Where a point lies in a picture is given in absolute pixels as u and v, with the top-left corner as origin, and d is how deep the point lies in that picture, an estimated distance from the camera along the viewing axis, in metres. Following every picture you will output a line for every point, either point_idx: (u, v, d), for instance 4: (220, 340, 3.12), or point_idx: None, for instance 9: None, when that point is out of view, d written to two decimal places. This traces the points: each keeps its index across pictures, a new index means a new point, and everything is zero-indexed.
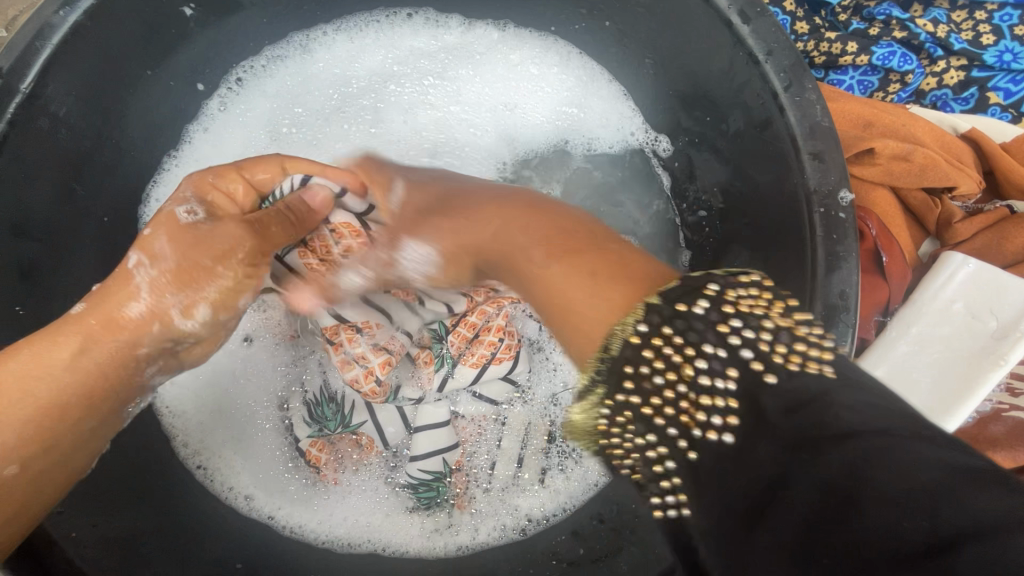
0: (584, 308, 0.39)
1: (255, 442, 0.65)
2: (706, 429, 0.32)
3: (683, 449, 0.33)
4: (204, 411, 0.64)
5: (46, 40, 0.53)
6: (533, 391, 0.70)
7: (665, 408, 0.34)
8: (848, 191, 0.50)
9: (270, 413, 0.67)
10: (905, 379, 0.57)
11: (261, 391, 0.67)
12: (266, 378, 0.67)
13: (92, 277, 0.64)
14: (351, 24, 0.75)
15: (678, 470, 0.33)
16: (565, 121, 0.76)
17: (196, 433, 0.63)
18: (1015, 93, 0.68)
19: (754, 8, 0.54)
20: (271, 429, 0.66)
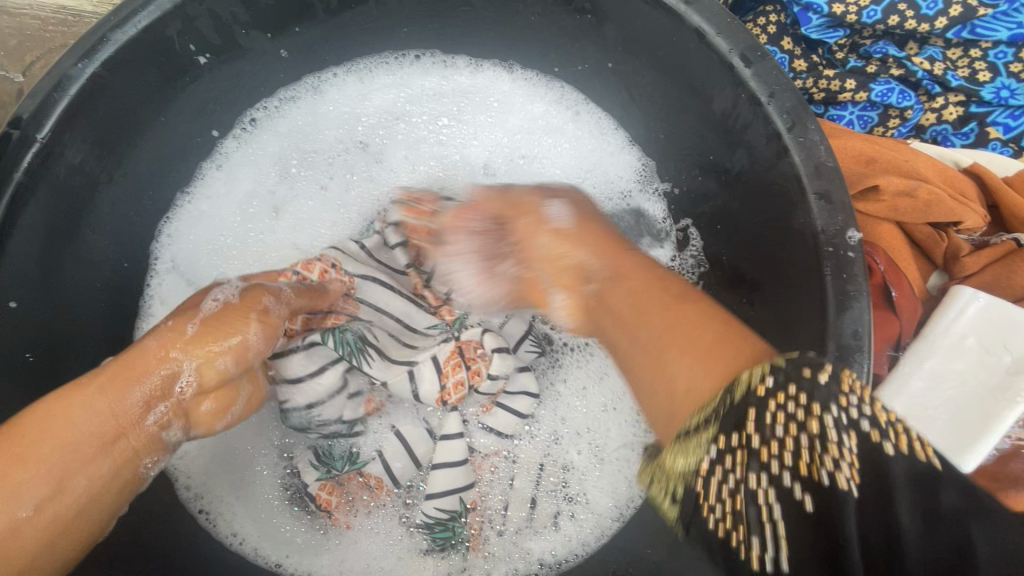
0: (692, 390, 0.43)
1: (258, 480, 0.65)
2: (832, 480, 0.34)
3: (800, 501, 0.34)
4: (200, 452, 0.63)
5: (64, 91, 0.55)
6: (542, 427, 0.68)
7: (788, 445, 0.36)
8: (856, 230, 0.50)
9: (268, 459, 0.65)
10: (922, 415, 0.57)
11: (259, 436, 0.65)
12: (263, 423, 0.65)
13: (100, 319, 0.65)
14: (361, 67, 0.77)
15: (784, 517, 0.35)
16: (574, 163, 0.77)
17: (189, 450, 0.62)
18: (1014, 127, 0.69)
19: (755, 52, 0.56)
20: (271, 479, 0.65)
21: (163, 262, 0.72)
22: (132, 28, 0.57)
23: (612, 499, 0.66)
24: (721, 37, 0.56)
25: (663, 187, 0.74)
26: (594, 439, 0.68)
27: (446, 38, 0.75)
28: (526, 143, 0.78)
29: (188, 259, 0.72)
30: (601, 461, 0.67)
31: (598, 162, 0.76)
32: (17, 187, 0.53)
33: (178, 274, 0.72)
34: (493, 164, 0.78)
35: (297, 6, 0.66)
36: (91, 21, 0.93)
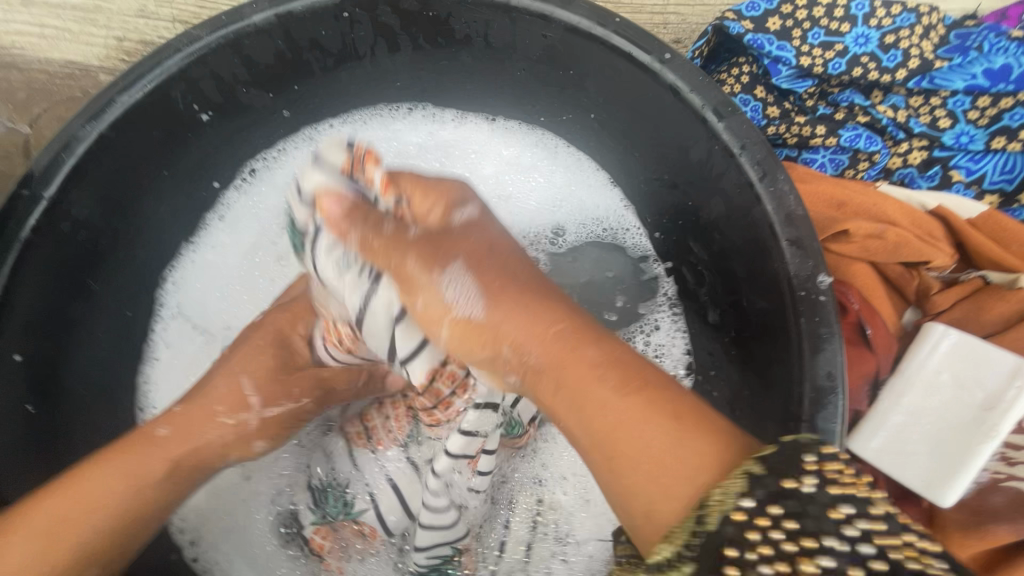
0: (661, 462, 0.37)
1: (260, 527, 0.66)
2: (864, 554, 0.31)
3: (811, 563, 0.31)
4: (200, 496, 0.66)
5: (71, 152, 0.57)
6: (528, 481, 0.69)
7: (787, 526, 0.33)
8: (826, 274, 0.53)
9: (263, 506, 0.66)
10: (902, 451, 0.60)
11: (257, 482, 0.67)
12: (262, 469, 0.67)
13: (98, 366, 0.66)
14: (356, 118, 0.80)
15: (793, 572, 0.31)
16: (555, 211, 0.81)
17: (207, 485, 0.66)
18: (976, 171, 0.72)
19: (727, 107, 0.59)
20: (266, 526, 0.66)
21: (169, 308, 0.74)
22: (138, 92, 0.60)
23: (601, 543, 0.66)
24: (694, 94, 0.60)
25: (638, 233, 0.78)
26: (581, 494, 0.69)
27: (439, 91, 0.79)
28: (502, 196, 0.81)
29: (193, 304, 0.75)
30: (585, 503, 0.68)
31: (570, 205, 0.80)
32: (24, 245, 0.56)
33: (183, 318, 0.74)
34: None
35: (296, 66, 0.70)
36: (97, 74, 0.97)
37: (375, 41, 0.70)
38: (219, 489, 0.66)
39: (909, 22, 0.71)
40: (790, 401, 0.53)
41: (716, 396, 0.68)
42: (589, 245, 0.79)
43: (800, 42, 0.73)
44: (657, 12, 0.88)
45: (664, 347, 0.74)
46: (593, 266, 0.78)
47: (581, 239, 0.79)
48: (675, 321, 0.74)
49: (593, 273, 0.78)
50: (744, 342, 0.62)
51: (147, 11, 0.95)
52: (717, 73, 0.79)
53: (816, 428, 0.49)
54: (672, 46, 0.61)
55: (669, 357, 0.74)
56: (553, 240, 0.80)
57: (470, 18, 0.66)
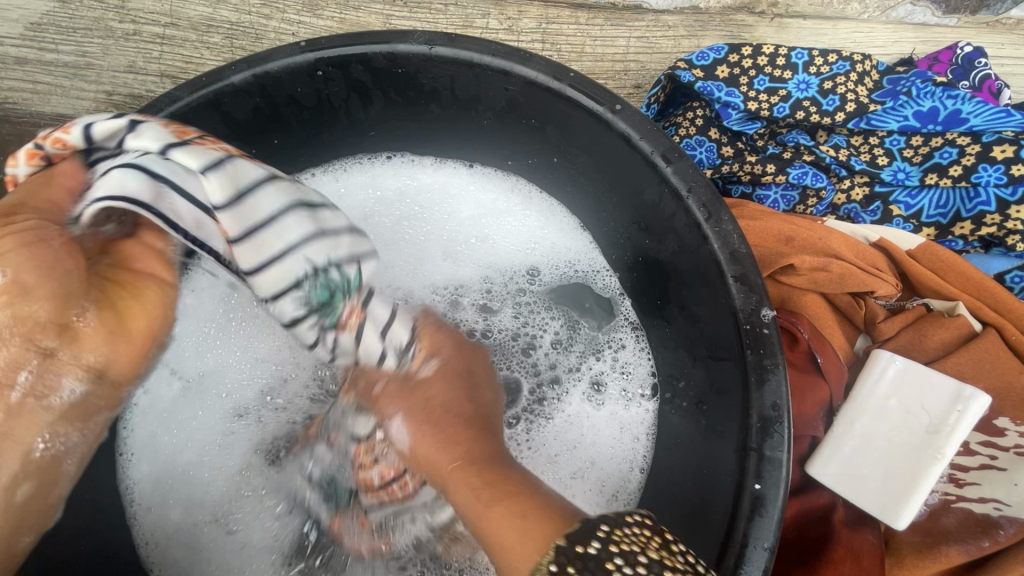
0: (515, 550, 0.38)
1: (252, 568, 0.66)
2: None
3: None
4: (176, 553, 0.67)
5: None
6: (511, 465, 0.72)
7: None
8: (769, 308, 0.56)
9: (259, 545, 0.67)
10: (855, 475, 0.62)
11: (240, 528, 0.68)
12: (239, 507, 0.68)
13: None
14: (338, 166, 0.85)
15: None
16: (534, 252, 0.83)
17: (147, 530, 0.67)
18: (913, 205, 0.77)
19: (674, 152, 0.63)
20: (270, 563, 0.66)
21: None
22: None
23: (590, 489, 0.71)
24: (643, 141, 0.64)
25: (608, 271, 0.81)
26: (572, 466, 0.73)
27: (414, 139, 0.84)
28: (483, 236, 0.84)
29: None
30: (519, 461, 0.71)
31: (549, 240, 0.84)
32: None
33: None
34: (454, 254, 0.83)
35: (274, 120, 0.74)
36: None
37: (348, 95, 0.74)
38: (175, 538, 0.67)
39: (844, 69, 0.76)
40: (739, 431, 0.56)
41: (677, 427, 0.70)
42: (570, 288, 0.81)
43: (747, 88, 0.78)
44: (619, 60, 0.94)
45: (632, 366, 0.77)
46: (568, 307, 0.80)
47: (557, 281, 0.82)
48: (648, 352, 0.76)
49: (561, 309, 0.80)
50: (701, 373, 0.65)
51: (136, 67, 1.00)
52: (674, 115, 0.84)
53: (763, 457, 0.52)
54: (623, 97, 0.65)
55: (636, 376, 0.76)
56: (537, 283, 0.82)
57: (436, 73, 0.71)
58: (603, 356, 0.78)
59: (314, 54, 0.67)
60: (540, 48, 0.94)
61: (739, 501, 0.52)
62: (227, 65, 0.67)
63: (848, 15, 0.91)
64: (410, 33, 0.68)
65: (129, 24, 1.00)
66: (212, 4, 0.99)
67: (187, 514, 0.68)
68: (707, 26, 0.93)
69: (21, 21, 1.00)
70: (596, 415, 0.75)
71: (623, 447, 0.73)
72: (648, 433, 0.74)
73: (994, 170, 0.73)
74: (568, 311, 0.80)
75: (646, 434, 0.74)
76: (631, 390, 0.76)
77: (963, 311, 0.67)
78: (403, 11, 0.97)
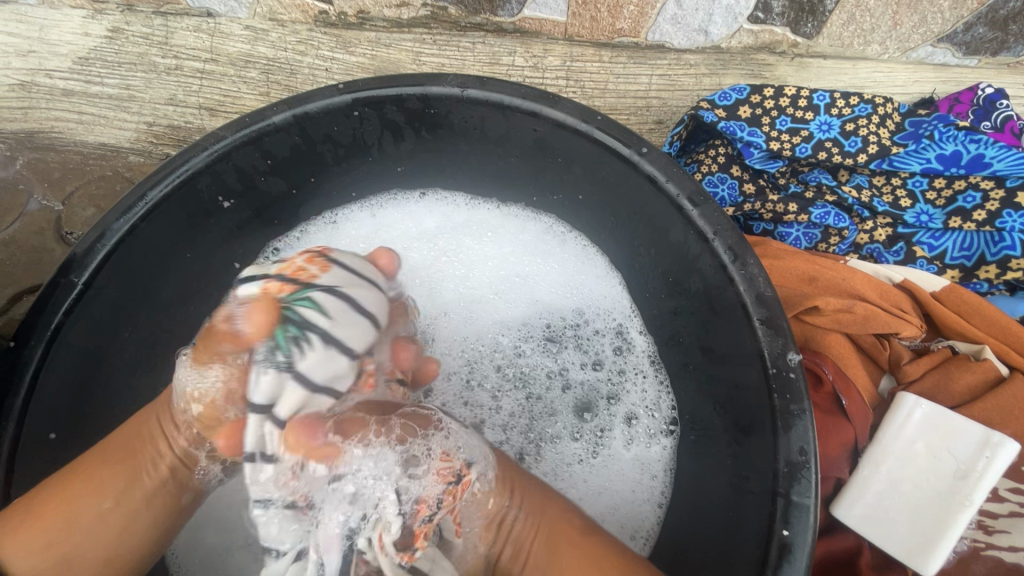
0: None
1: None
2: None
3: None
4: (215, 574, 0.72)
5: (105, 242, 0.65)
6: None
7: None
8: (795, 352, 0.57)
9: None
10: (882, 519, 0.62)
11: None
12: None
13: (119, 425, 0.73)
14: (374, 202, 0.88)
15: None
16: (566, 295, 0.84)
17: (183, 549, 0.72)
18: (937, 246, 0.78)
19: (700, 196, 0.64)
20: None
21: None
22: (165, 186, 0.67)
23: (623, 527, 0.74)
24: (670, 185, 0.66)
25: (634, 314, 0.82)
26: (599, 506, 0.75)
27: (444, 177, 0.87)
28: (518, 278, 0.86)
29: None
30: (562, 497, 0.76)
31: (580, 283, 0.85)
32: (54, 329, 0.62)
33: None
34: (498, 298, 0.85)
35: (310, 156, 0.77)
36: (127, 155, 1.05)
37: (381, 133, 0.77)
38: (206, 557, 0.72)
39: (866, 112, 0.78)
40: (766, 475, 0.56)
41: (699, 466, 0.71)
42: (601, 334, 0.82)
43: (769, 128, 0.79)
44: (641, 97, 0.97)
45: (659, 409, 0.78)
46: (592, 352, 0.82)
47: (593, 324, 0.83)
48: (675, 394, 0.77)
49: (592, 355, 0.82)
50: (725, 413, 0.66)
51: (177, 99, 1.05)
52: (695, 152, 0.86)
53: (791, 502, 0.52)
54: (650, 140, 0.67)
55: (660, 415, 0.78)
56: (570, 329, 0.83)
57: (467, 114, 0.74)
58: (626, 401, 0.79)
59: (351, 96, 0.70)
60: (564, 85, 0.97)
61: (767, 546, 0.52)
62: (270, 105, 0.69)
63: (869, 54, 0.93)
64: (443, 76, 0.70)
65: (170, 59, 1.05)
66: (250, 41, 1.04)
67: (221, 537, 0.72)
68: (728, 65, 0.95)
69: (69, 55, 1.05)
70: (617, 459, 0.77)
71: (642, 486, 0.75)
72: (666, 470, 0.76)
73: (1019, 216, 0.73)
74: (596, 359, 0.81)
75: (664, 472, 0.76)
76: (654, 427, 0.77)
77: (989, 355, 0.68)
78: (432, 48, 1.00)
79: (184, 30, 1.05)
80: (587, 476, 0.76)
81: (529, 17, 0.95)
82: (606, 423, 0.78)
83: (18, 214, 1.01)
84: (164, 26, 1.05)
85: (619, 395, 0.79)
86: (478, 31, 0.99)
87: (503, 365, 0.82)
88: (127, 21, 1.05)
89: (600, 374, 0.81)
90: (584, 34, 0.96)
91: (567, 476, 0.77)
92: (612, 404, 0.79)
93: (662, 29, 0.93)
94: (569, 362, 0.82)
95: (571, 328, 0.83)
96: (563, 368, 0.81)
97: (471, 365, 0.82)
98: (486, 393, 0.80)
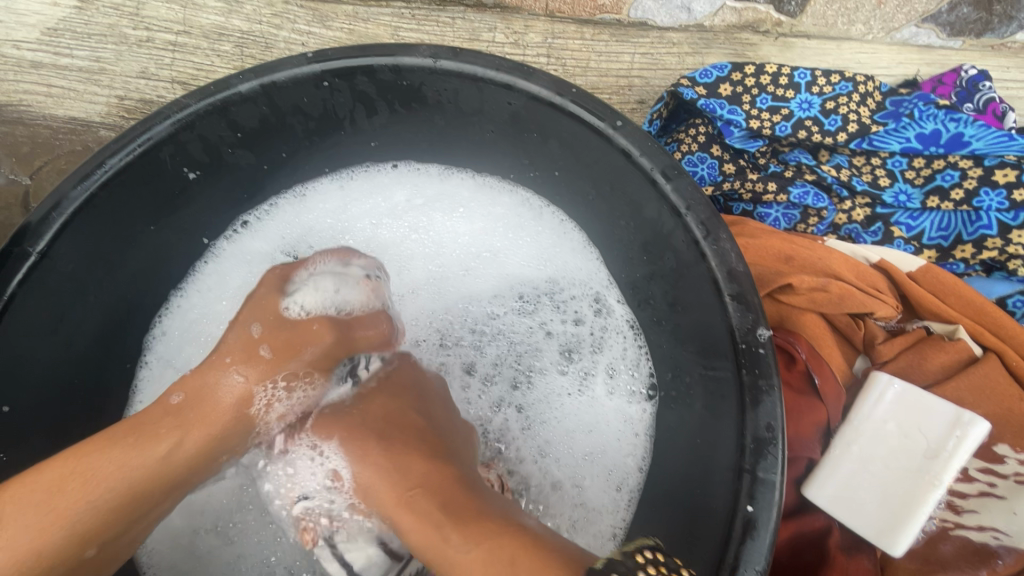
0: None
1: (277, 549, 0.71)
2: None
3: None
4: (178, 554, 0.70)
5: (60, 211, 0.62)
6: (530, 437, 0.77)
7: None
8: (765, 327, 0.56)
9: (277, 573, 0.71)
10: (853, 499, 0.61)
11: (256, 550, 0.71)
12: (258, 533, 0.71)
13: (78, 402, 0.71)
14: (344, 174, 0.86)
15: None
16: (542, 265, 0.83)
17: None
18: (915, 227, 0.77)
19: (673, 170, 0.63)
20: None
21: (157, 357, 0.80)
22: (125, 156, 0.65)
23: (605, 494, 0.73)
24: (644, 157, 0.64)
25: (610, 284, 0.81)
26: (586, 447, 0.75)
27: (418, 151, 0.85)
28: (491, 249, 0.85)
29: (181, 357, 0.80)
30: (540, 456, 0.76)
31: (556, 253, 0.84)
32: (8, 301, 0.60)
33: (171, 370, 0.79)
34: (467, 271, 0.84)
35: (279, 129, 0.75)
36: (97, 130, 1.02)
37: (353, 106, 0.75)
38: (172, 542, 0.71)
39: (847, 90, 0.77)
40: (733, 452, 0.55)
41: (670, 445, 0.70)
42: (577, 303, 0.81)
43: (749, 106, 0.78)
44: (622, 76, 0.95)
45: (636, 378, 0.76)
46: (568, 318, 0.81)
47: (572, 291, 0.82)
48: (651, 364, 0.76)
49: (570, 317, 0.81)
50: (695, 391, 0.65)
51: (148, 73, 1.02)
52: (677, 131, 0.84)
53: (756, 478, 0.51)
54: (625, 114, 0.66)
55: (640, 374, 0.77)
56: (545, 297, 0.82)
57: (440, 85, 0.72)
58: (604, 368, 0.78)
59: (319, 65, 0.68)
60: (545, 62, 0.95)
61: (732, 523, 0.51)
62: (235, 73, 0.67)
63: (853, 35, 0.91)
64: (415, 46, 0.68)
65: (142, 31, 1.02)
66: (224, 13, 1.01)
67: (187, 516, 0.71)
68: (712, 43, 0.93)
69: (37, 26, 1.02)
70: (600, 404, 0.77)
71: (623, 441, 0.75)
72: (648, 430, 0.74)
73: (996, 195, 0.73)
74: (575, 318, 0.81)
75: (647, 431, 0.74)
76: (631, 393, 0.76)
77: (963, 335, 0.67)
78: (411, 23, 0.98)
79: (157, 2, 1.02)
80: (576, 414, 0.77)
81: None
82: (588, 367, 0.79)
83: None
84: None
85: (596, 361, 0.79)
86: (458, 7, 0.97)
87: (474, 337, 0.81)
88: None
89: (580, 333, 0.80)
90: (565, 10, 0.95)
91: (557, 413, 0.77)
92: (594, 353, 0.79)
93: (644, 5, 0.93)
94: (547, 319, 0.81)
95: (547, 296, 0.82)
96: (541, 325, 0.81)
97: (441, 333, 0.82)
98: (462, 355, 0.80)
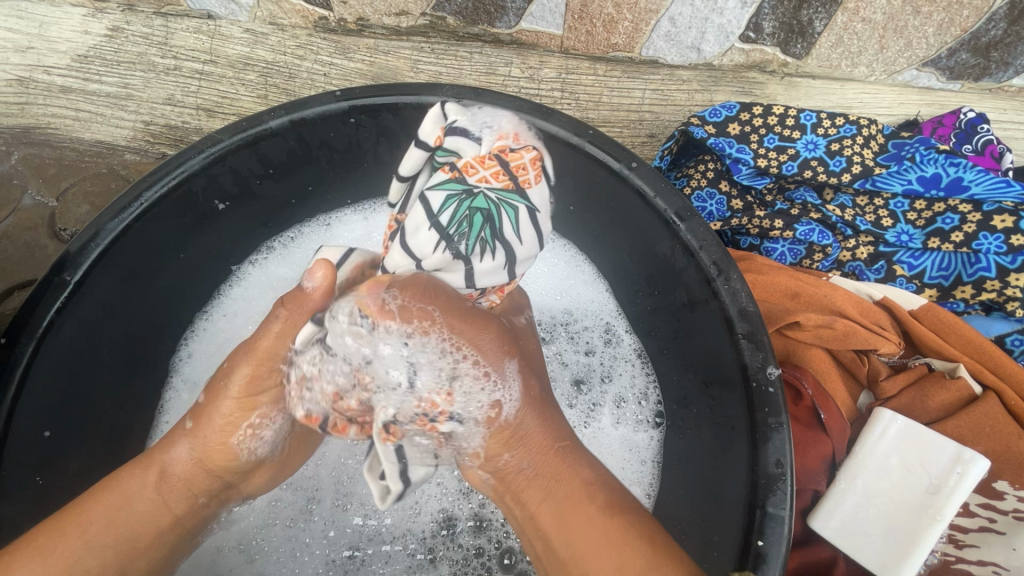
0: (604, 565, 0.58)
1: (298, 566, 0.72)
2: None
3: None
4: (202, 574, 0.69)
5: (98, 242, 0.65)
6: None
7: None
8: (775, 367, 0.59)
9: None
10: (857, 531, 0.63)
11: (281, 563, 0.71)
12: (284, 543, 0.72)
13: (103, 425, 0.73)
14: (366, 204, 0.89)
15: None
16: (556, 299, 0.85)
17: None
18: (916, 266, 0.80)
19: (686, 212, 0.66)
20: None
21: (180, 378, 0.81)
22: (161, 188, 0.68)
23: None
24: (659, 199, 0.67)
25: (621, 317, 0.83)
26: None
27: None
28: None
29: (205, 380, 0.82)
30: None
31: (571, 287, 0.86)
32: (46, 327, 0.62)
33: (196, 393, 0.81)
34: None
35: (305, 161, 0.78)
36: (123, 153, 1.06)
37: (377, 141, 0.78)
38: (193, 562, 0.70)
39: (851, 132, 0.80)
40: (743, 487, 0.57)
41: (680, 474, 0.72)
42: (589, 336, 0.83)
43: (757, 146, 0.81)
44: (634, 110, 0.99)
45: (642, 412, 0.78)
46: (581, 349, 0.83)
47: (585, 325, 0.84)
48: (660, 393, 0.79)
49: (582, 347, 0.83)
50: (705, 424, 0.68)
51: (174, 99, 1.06)
52: (686, 166, 0.87)
53: (766, 513, 0.54)
54: (639, 155, 0.69)
55: (649, 404, 0.79)
56: (560, 326, 0.84)
57: None
58: (614, 401, 0.79)
59: (347, 103, 0.71)
60: (560, 96, 0.99)
61: (743, 557, 0.53)
62: (267, 110, 0.70)
63: (856, 76, 0.95)
64: (438, 87, 0.71)
65: (170, 59, 1.06)
66: (250, 44, 1.05)
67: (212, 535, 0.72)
68: (720, 82, 0.97)
69: (69, 53, 1.05)
70: (607, 435, 0.78)
71: (630, 469, 0.76)
72: (655, 458, 0.77)
73: (994, 238, 0.76)
74: (587, 348, 0.83)
75: (654, 459, 0.77)
76: (640, 423, 0.78)
77: (964, 373, 0.70)
78: (430, 56, 1.02)
79: (184, 31, 1.06)
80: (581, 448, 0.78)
81: (526, 30, 0.97)
82: (597, 399, 0.80)
83: (12, 209, 1.01)
84: (164, 26, 1.06)
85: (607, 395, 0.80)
86: (476, 41, 1.00)
87: None
88: (127, 20, 1.06)
89: (590, 364, 0.82)
90: (579, 47, 0.97)
91: None
92: (604, 383, 0.80)
93: (656, 45, 0.94)
94: (561, 349, 0.83)
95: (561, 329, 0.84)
96: (556, 355, 0.82)
97: None
98: None
